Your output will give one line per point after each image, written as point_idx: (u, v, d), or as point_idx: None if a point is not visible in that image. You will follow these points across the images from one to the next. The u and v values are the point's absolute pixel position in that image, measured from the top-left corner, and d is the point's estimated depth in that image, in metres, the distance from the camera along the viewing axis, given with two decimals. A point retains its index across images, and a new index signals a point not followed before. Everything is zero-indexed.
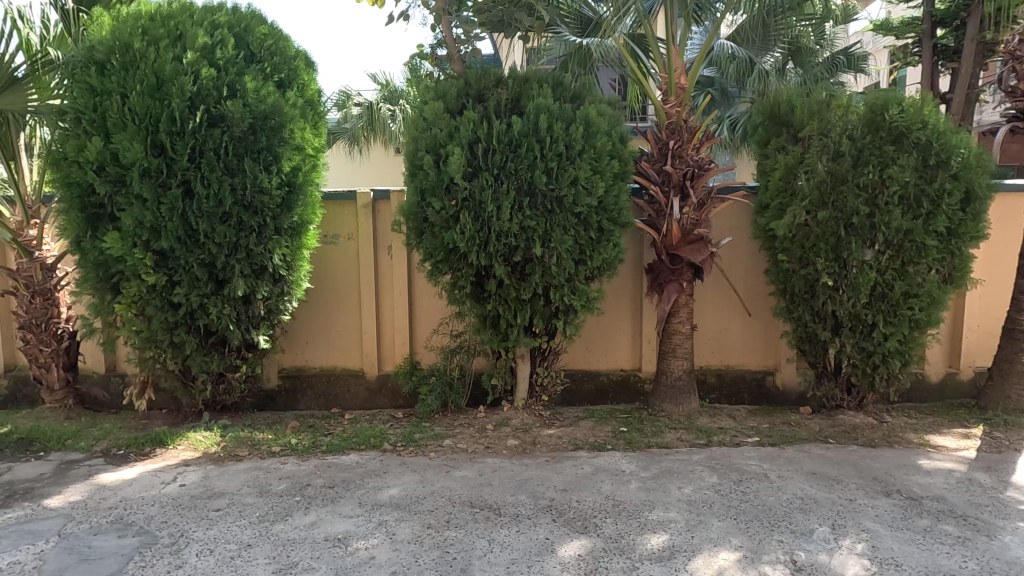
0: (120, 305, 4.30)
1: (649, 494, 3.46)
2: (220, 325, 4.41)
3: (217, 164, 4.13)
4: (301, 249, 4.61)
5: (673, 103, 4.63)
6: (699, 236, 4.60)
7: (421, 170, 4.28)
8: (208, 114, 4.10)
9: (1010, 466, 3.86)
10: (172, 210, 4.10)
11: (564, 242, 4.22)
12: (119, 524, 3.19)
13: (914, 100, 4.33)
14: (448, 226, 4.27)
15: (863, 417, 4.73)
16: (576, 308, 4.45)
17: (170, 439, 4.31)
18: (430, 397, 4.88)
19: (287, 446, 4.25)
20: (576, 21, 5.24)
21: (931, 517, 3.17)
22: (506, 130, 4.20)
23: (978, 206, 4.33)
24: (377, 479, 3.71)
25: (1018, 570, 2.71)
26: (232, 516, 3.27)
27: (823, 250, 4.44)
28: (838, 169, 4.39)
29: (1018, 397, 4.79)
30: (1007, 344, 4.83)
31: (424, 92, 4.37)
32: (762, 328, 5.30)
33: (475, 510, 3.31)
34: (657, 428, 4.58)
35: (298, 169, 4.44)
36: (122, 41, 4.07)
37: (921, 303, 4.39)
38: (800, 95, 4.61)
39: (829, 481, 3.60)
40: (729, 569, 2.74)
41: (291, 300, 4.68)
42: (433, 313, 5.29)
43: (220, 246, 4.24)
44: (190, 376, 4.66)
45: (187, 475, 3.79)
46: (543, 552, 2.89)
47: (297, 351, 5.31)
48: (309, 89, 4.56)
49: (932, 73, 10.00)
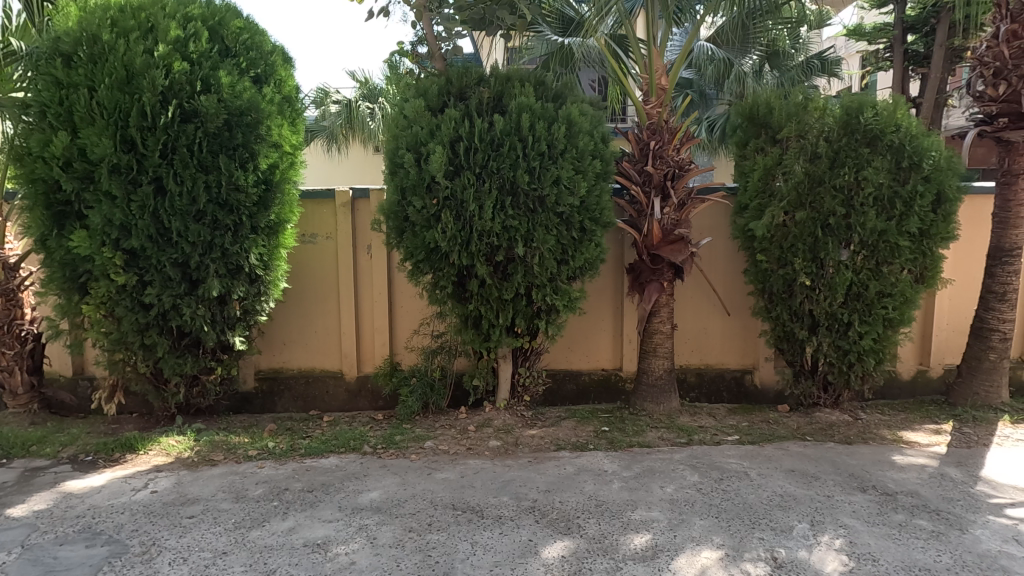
0: (88, 305, 4.16)
1: (631, 494, 3.46)
2: (194, 326, 4.29)
3: (190, 160, 4.01)
4: (278, 249, 4.50)
5: (654, 104, 4.65)
6: (680, 236, 4.62)
7: (402, 169, 4.23)
8: (180, 109, 3.98)
9: (979, 461, 3.97)
10: (142, 208, 3.98)
11: (546, 242, 4.21)
12: (87, 533, 3.07)
13: (888, 103, 4.42)
14: (429, 225, 4.22)
15: (840, 415, 4.81)
16: (558, 308, 4.43)
17: (141, 444, 4.18)
18: (411, 398, 4.83)
19: (264, 450, 4.16)
20: (558, 21, 5.20)
21: (906, 513, 3.24)
22: (488, 129, 4.17)
23: (949, 207, 4.43)
24: (357, 483, 3.64)
25: (989, 563, 2.78)
26: (206, 522, 3.17)
27: (801, 250, 4.51)
28: (816, 169, 4.45)
29: (985, 393, 4.95)
30: (975, 342, 4.98)
31: (406, 91, 4.33)
32: (740, 327, 5.36)
33: (457, 512, 3.27)
34: (639, 428, 4.59)
35: (275, 167, 4.34)
36: (90, 32, 3.92)
37: (895, 303, 4.49)
38: (778, 97, 4.68)
39: (807, 478, 3.65)
40: (711, 568, 2.75)
41: (268, 300, 4.57)
42: (413, 314, 5.23)
43: (194, 245, 4.13)
44: (163, 379, 4.53)
45: (159, 481, 3.68)
46: (526, 554, 2.88)
47: (275, 352, 5.20)
48: (286, 85, 4.45)
49: (902, 76, 10.34)
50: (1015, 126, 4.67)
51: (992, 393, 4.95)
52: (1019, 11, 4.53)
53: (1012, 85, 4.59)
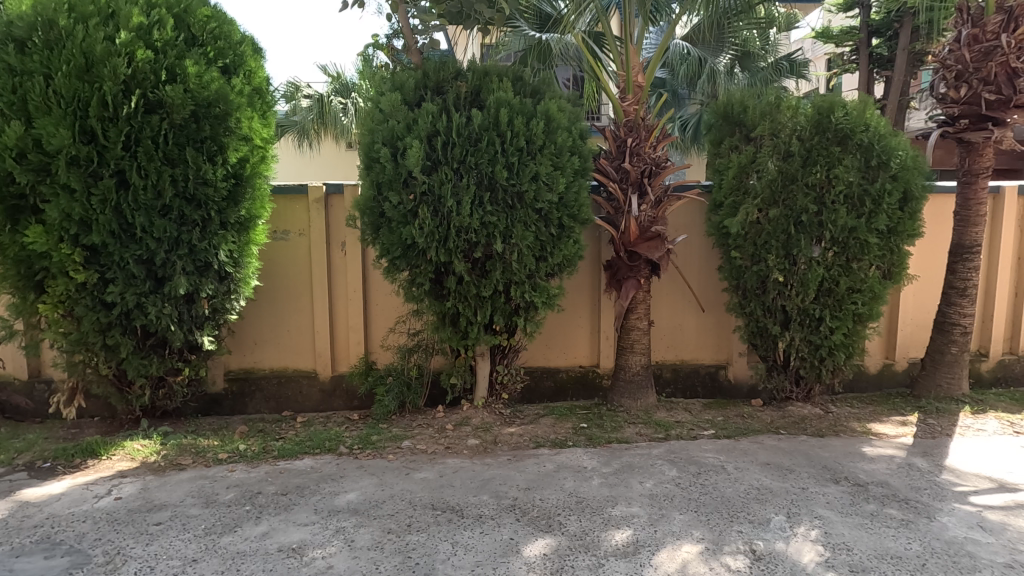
0: (45, 305, 3.97)
1: (611, 490, 3.46)
2: (160, 326, 4.12)
3: (155, 153, 3.86)
4: (249, 245, 4.36)
5: (631, 102, 4.67)
6: (657, 233, 4.63)
7: (378, 163, 4.15)
8: (144, 99, 3.82)
9: (943, 450, 4.11)
10: (104, 202, 3.80)
11: (524, 238, 4.17)
12: (45, 543, 2.92)
13: (857, 103, 4.53)
14: (406, 221, 4.14)
15: (811, 408, 4.92)
16: (536, 305, 4.40)
17: (103, 449, 4.00)
18: (388, 397, 4.76)
19: (235, 453, 4.04)
20: (535, 17, 5.22)
21: (876, 503, 3.32)
22: (466, 124, 4.12)
23: (915, 206, 4.55)
24: (333, 485, 3.56)
25: (957, 550, 2.87)
26: (174, 529, 3.05)
27: (774, 247, 4.59)
28: (789, 168, 4.54)
29: (947, 385, 5.13)
30: (938, 336, 5.15)
31: (381, 84, 4.25)
32: (714, 323, 5.44)
33: (437, 512, 3.22)
34: (617, 424, 4.61)
35: (245, 161, 4.20)
36: (46, 17, 3.73)
37: (864, 298, 4.61)
38: (751, 96, 4.75)
39: (782, 471, 3.72)
40: (692, 562, 2.77)
41: (238, 298, 4.43)
42: (389, 312, 5.14)
43: (160, 241, 3.97)
44: (126, 381, 4.36)
45: (123, 487, 3.53)
46: (508, 553, 2.84)
47: (246, 352, 5.05)
48: (256, 76, 4.29)
49: (867, 78, 10.74)
50: (977, 126, 4.81)
51: (954, 385, 5.13)
52: (980, 16, 4.71)
53: (973, 87, 4.73)
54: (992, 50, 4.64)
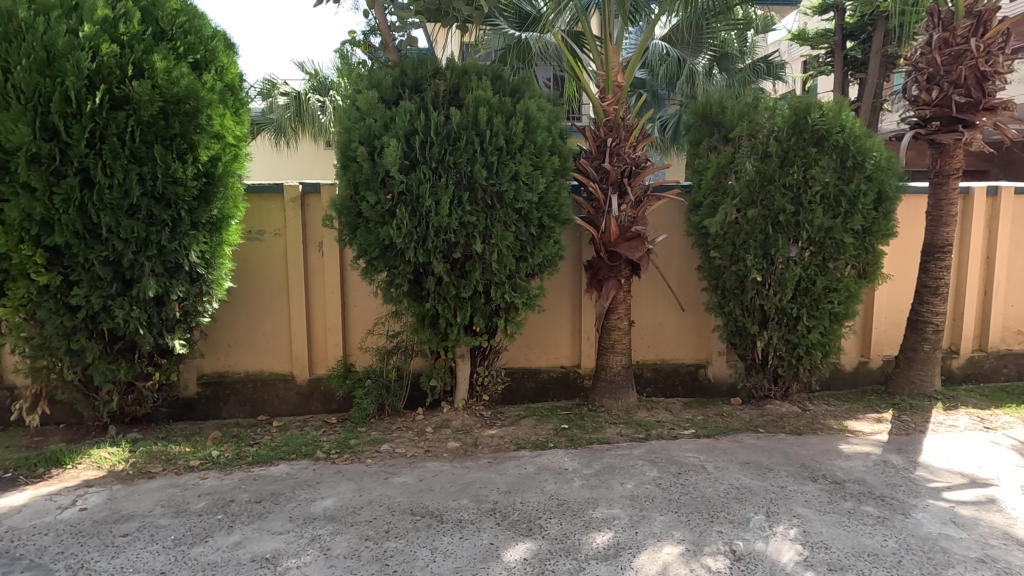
0: (5, 309, 3.82)
1: (592, 492, 3.44)
2: (128, 329, 3.99)
3: (121, 150, 3.73)
4: (222, 246, 4.23)
5: (611, 101, 4.65)
6: (637, 233, 4.63)
7: (355, 162, 4.07)
8: (109, 95, 3.69)
9: (917, 447, 4.18)
10: (67, 202, 3.67)
11: (504, 238, 4.13)
12: (4, 558, 2.80)
13: (834, 104, 4.58)
14: (384, 221, 4.07)
15: (789, 406, 4.96)
16: (517, 306, 4.37)
17: (69, 458, 3.86)
18: (366, 400, 4.68)
19: (207, 460, 3.92)
20: (515, 16, 5.12)
21: (853, 500, 3.35)
22: (444, 122, 4.06)
23: (889, 206, 4.62)
24: (310, 491, 3.48)
25: (931, 546, 2.91)
26: (141, 541, 2.94)
27: (752, 246, 4.63)
28: (766, 168, 4.57)
29: (920, 382, 5.23)
30: (911, 334, 5.25)
31: (358, 82, 4.17)
32: (694, 322, 5.46)
33: (416, 517, 3.17)
34: (598, 424, 4.60)
35: (217, 159, 4.07)
36: (3, 8, 3.57)
37: (840, 297, 4.66)
38: (729, 97, 4.79)
39: (761, 470, 3.74)
40: (673, 564, 2.76)
41: (210, 301, 4.29)
42: (368, 314, 5.06)
43: (127, 242, 3.84)
44: (93, 387, 4.22)
45: (89, 497, 3.40)
46: (488, 559, 2.80)
47: (220, 355, 4.92)
48: (229, 72, 4.16)
49: (842, 81, 10.91)
50: (946, 129, 4.92)
51: (927, 382, 5.23)
52: (950, 20, 4.80)
53: (944, 90, 4.83)
54: (961, 54, 4.73)
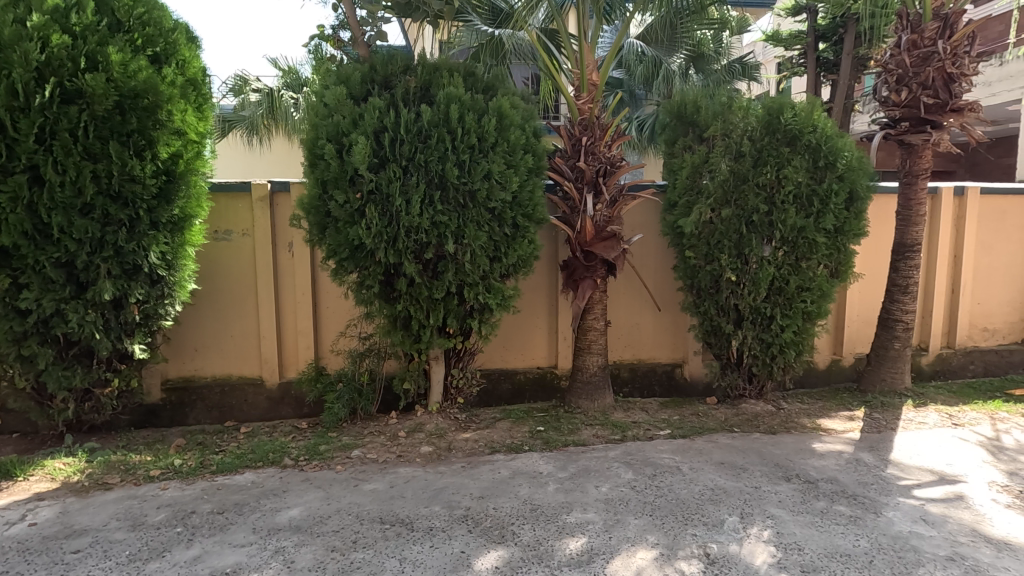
0: None
1: (567, 496, 3.39)
2: (83, 334, 3.82)
3: (74, 147, 3.56)
4: (184, 247, 4.08)
5: (585, 100, 4.59)
6: (612, 233, 4.60)
7: (323, 160, 3.95)
8: (60, 89, 3.51)
9: (888, 444, 4.21)
10: (15, 200, 3.49)
11: (477, 238, 4.05)
12: None
13: (806, 104, 4.60)
14: (353, 221, 3.96)
15: (763, 405, 4.98)
16: (491, 307, 4.30)
17: (20, 470, 3.68)
18: (337, 404, 4.55)
19: (168, 469, 3.77)
20: (488, 12, 5.13)
21: (826, 500, 3.36)
22: (415, 119, 3.97)
23: (860, 206, 4.66)
24: (275, 500, 3.36)
25: (902, 545, 2.91)
26: (93, 557, 2.79)
27: (727, 246, 4.63)
28: (740, 168, 4.58)
29: (891, 379, 5.29)
30: (883, 332, 5.32)
31: (326, 77, 4.06)
32: (671, 322, 5.46)
33: (385, 526, 3.07)
34: (574, 426, 4.55)
35: (178, 156, 3.92)
36: None
37: (813, 296, 4.69)
38: (703, 96, 4.79)
39: (735, 470, 3.73)
40: (647, 569, 2.71)
41: (173, 304, 4.14)
42: (339, 315, 4.95)
43: (81, 242, 3.67)
44: (48, 395, 4.03)
45: (40, 511, 3.23)
46: (458, 568, 2.72)
47: (185, 359, 4.75)
48: (190, 67, 4.00)
49: (815, 82, 11.04)
50: (916, 129, 4.97)
51: (897, 379, 5.30)
52: (918, 22, 4.86)
53: (913, 91, 4.88)
54: (930, 55, 4.80)
